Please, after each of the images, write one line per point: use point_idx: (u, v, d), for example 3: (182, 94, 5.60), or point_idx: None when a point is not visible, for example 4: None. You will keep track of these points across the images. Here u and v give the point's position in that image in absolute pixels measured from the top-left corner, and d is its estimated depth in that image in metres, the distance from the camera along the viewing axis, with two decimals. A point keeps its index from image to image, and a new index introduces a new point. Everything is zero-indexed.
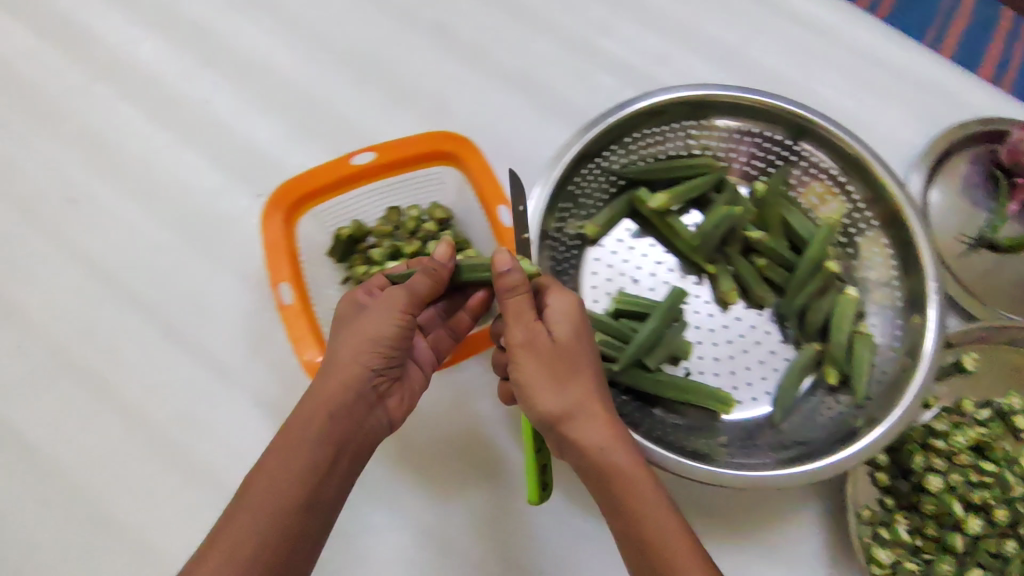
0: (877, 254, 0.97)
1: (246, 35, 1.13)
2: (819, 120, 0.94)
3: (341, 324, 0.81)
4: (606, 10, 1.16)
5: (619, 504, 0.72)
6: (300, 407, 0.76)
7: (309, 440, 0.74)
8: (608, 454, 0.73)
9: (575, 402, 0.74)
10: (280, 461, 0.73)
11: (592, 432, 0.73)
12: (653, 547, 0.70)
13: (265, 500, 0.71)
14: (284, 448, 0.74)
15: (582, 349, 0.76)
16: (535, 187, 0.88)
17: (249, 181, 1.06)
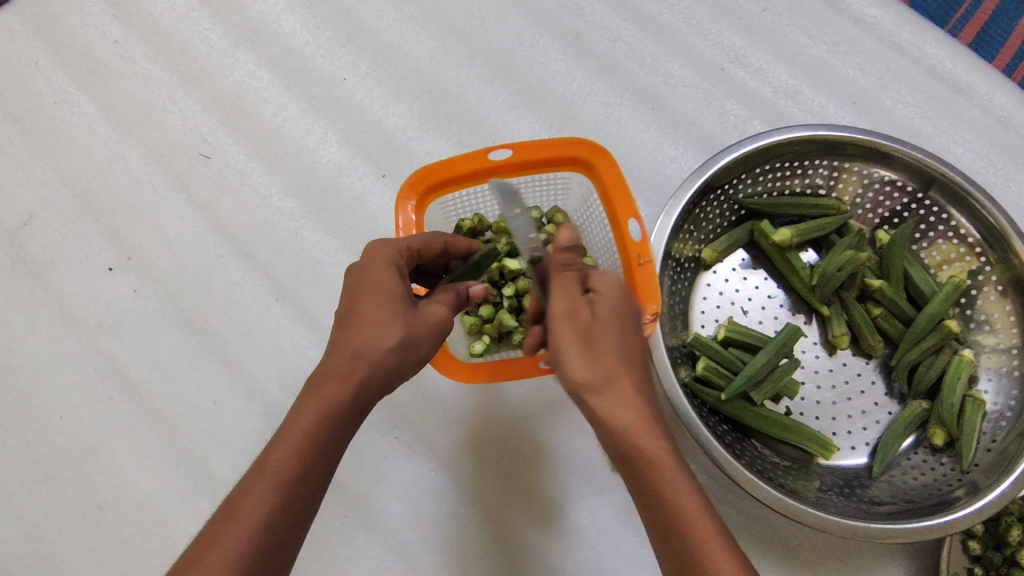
0: (999, 320, 0.95)
1: (387, 22, 1.17)
2: (960, 178, 0.92)
3: (386, 304, 0.72)
4: (742, 39, 1.16)
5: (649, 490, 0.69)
6: (336, 391, 0.70)
7: (335, 433, 0.70)
8: (640, 440, 0.68)
9: (611, 379, 0.69)
10: (306, 452, 0.68)
11: (624, 411, 0.69)
12: (683, 538, 0.68)
13: (287, 489, 0.66)
14: (312, 435, 0.68)
15: (617, 328, 0.71)
16: (658, 219, 0.93)
17: (374, 160, 1.08)
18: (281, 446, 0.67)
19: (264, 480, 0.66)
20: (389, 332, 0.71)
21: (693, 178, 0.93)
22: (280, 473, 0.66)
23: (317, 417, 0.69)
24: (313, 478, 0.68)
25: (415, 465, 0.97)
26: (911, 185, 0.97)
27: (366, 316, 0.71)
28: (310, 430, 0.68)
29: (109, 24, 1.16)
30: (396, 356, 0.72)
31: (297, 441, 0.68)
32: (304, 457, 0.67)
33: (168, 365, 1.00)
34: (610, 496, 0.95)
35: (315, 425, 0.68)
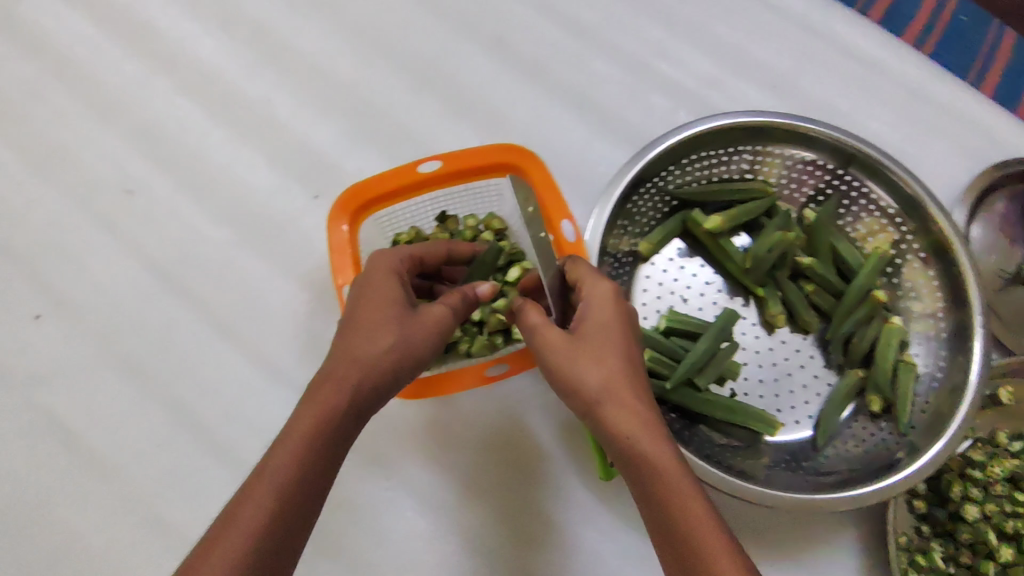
0: (923, 285, 0.98)
1: (307, 40, 1.16)
2: (874, 154, 0.95)
3: (387, 309, 0.74)
4: (663, 31, 1.18)
5: (651, 493, 0.67)
6: (334, 395, 0.69)
7: (333, 436, 0.68)
8: (642, 444, 0.68)
9: (611, 385, 0.71)
10: (303, 456, 0.66)
11: (627, 418, 0.69)
12: (688, 542, 0.65)
13: (287, 489, 0.65)
14: (311, 437, 0.67)
15: (614, 331, 0.74)
16: (592, 216, 0.94)
17: (305, 181, 1.07)
18: (281, 449, 0.66)
19: (262, 484, 0.64)
20: (385, 334, 0.72)
21: (620, 176, 0.96)
22: (278, 479, 0.65)
23: (314, 419, 0.68)
24: (309, 482, 0.67)
25: (373, 486, 0.97)
26: (830, 163, 1.01)
27: (371, 321, 0.73)
28: (308, 432, 0.67)
29: (19, 65, 1.13)
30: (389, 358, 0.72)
31: (296, 443, 0.67)
32: (303, 461, 0.66)
33: (110, 411, 0.97)
34: (571, 497, 0.96)
35: (314, 426, 0.67)
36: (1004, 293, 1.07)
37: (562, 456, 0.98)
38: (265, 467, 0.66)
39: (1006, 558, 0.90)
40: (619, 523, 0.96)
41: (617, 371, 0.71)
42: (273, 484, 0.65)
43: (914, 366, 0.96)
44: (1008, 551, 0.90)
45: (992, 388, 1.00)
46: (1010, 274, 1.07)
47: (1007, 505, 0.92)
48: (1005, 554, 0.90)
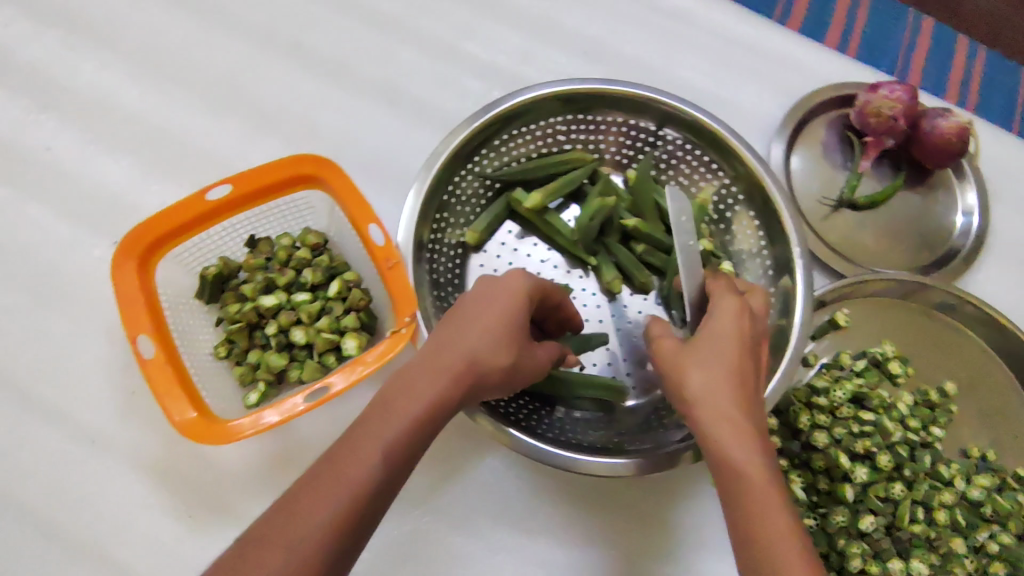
0: (746, 227, 1.00)
1: (86, 75, 1.07)
2: (681, 105, 0.94)
3: (507, 317, 0.74)
4: (466, 12, 1.14)
5: (735, 497, 0.66)
6: (440, 400, 0.67)
7: (414, 450, 0.65)
8: (732, 450, 0.67)
9: (715, 390, 0.70)
10: (387, 472, 0.62)
11: (723, 421, 0.69)
12: (754, 539, 0.63)
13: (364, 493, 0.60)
14: (397, 451, 0.63)
15: (726, 339, 0.73)
16: (408, 195, 0.88)
17: (103, 229, 1.00)
18: (354, 466, 0.60)
19: (330, 502, 0.58)
20: (508, 346, 0.73)
21: (430, 164, 0.90)
22: (344, 502, 0.58)
23: (411, 428, 0.64)
24: (377, 505, 0.61)
25: (217, 539, 0.89)
26: (641, 121, 1.00)
27: (490, 326, 0.72)
28: (404, 442, 0.63)
29: None
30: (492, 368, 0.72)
31: (388, 458, 0.62)
32: (382, 480, 0.61)
33: None
34: (433, 504, 0.92)
35: (407, 437, 0.64)
36: (829, 221, 1.10)
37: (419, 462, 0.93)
38: (337, 486, 0.59)
39: (860, 477, 0.92)
40: (485, 520, 0.93)
41: (720, 378, 0.70)
42: (346, 503, 0.59)
43: None
44: (860, 470, 0.92)
45: (829, 313, 1.02)
46: (834, 202, 1.11)
47: (853, 426, 0.95)
48: (859, 474, 0.92)
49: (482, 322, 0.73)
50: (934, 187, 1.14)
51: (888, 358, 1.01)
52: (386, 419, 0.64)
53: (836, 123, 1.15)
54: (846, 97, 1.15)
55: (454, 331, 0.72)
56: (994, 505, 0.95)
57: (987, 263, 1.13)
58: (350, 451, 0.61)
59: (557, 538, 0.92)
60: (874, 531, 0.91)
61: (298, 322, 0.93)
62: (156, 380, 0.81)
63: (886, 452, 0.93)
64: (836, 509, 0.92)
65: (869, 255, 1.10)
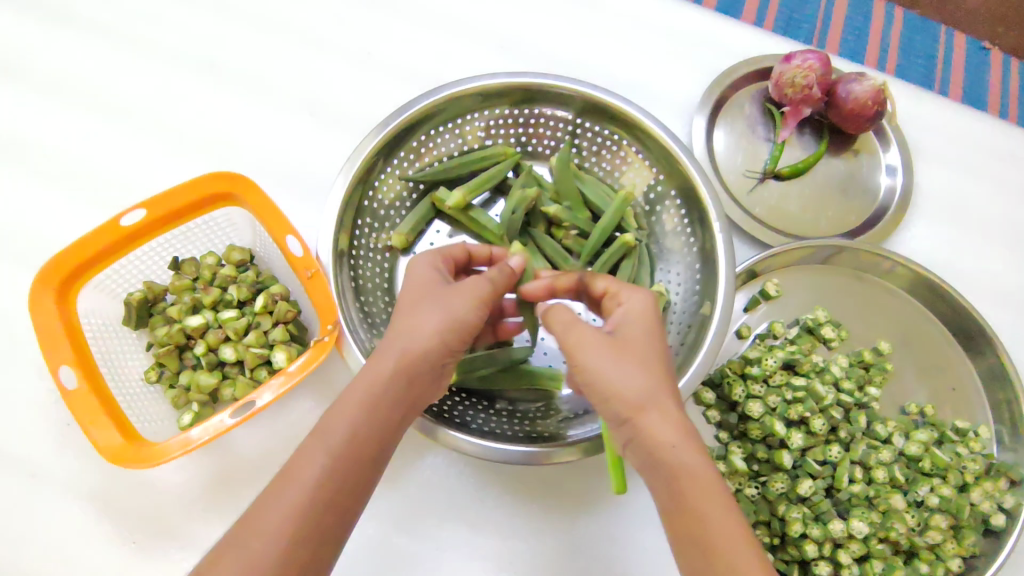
0: (670, 208, 1.00)
1: (3, 111, 1.07)
2: (593, 92, 0.95)
3: (429, 294, 0.75)
4: (381, 17, 1.15)
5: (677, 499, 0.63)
6: (375, 395, 0.68)
7: (363, 449, 0.66)
8: (678, 454, 0.63)
9: (655, 391, 0.66)
10: (330, 479, 0.64)
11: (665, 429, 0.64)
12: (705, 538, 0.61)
13: (319, 483, 0.63)
14: (337, 456, 0.64)
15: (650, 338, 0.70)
16: (334, 189, 0.89)
17: (28, 263, 0.99)
18: (293, 482, 0.63)
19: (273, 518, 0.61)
20: (441, 315, 0.72)
21: (345, 170, 0.90)
22: (286, 514, 0.61)
23: (350, 432, 0.66)
24: (333, 512, 0.63)
25: (163, 560, 0.89)
26: (558, 111, 1.01)
27: (417, 307, 0.73)
28: (345, 445, 0.65)
29: None
30: (420, 352, 0.71)
31: (328, 464, 0.64)
32: (327, 487, 0.63)
33: None
34: (378, 506, 0.93)
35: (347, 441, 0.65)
36: (755, 194, 1.11)
37: None
38: (277, 502, 0.62)
39: (795, 443, 0.93)
40: (431, 518, 0.93)
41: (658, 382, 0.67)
42: (287, 517, 0.61)
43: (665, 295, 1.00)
44: (795, 436, 0.93)
45: (759, 285, 1.04)
46: (759, 174, 1.12)
47: (786, 393, 0.95)
48: (795, 440, 0.93)
49: (428, 293, 0.74)
50: (857, 151, 1.15)
51: (821, 322, 1.01)
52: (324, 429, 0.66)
53: (757, 96, 1.16)
54: (765, 70, 1.16)
55: (404, 307, 0.74)
56: (933, 458, 0.96)
57: (914, 220, 1.14)
58: (293, 469, 0.64)
59: (503, 528, 0.93)
60: (813, 494, 0.92)
61: (227, 340, 0.92)
62: (79, 409, 0.82)
63: (820, 416, 0.94)
64: (776, 476, 0.93)
65: (797, 224, 1.10)
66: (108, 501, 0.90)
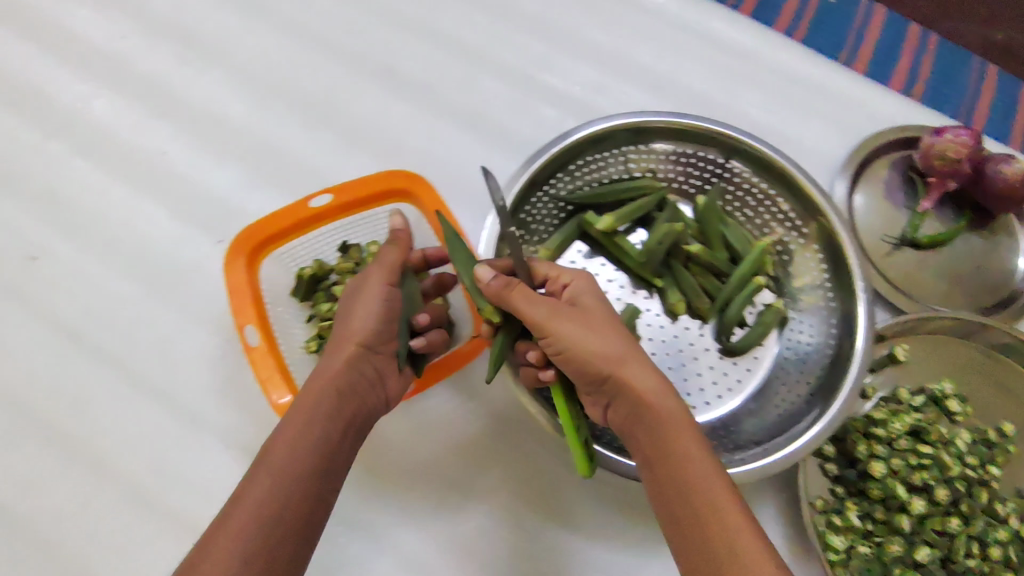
0: (809, 258, 1.03)
1: (198, 86, 1.16)
2: (745, 139, 1.00)
3: (339, 318, 0.85)
4: (546, 47, 1.23)
5: (666, 455, 0.73)
6: (320, 400, 0.76)
7: (320, 447, 0.73)
8: (659, 404, 0.75)
9: (629, 348, 0.78)
10: (290, 473, 0.69)
11: (644, 383, 0.76)
12: (706, 505, 0.69)
13: (281, 481, 0.68)
14: (298, 454, 0.71)
15: (611, 320, 0.81)
16: (497, 201, 0.97)
17: (207, 227, 1.08)
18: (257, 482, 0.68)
19: (242, 512, 0.66)
20: (364, 316, 0.83)
21: (513, 183, 0.98)
22: (256, 507, 0.66)
23: (301, 431, 0.73)
24: (298, 501, 0.69)
25: None
26: (709, 154, 1.06)
27: (344, 321, 0.84)
28: (289, 455, 0.71)
29: None
30: (343, 363, 0.80)
31: (290, 461, 0.70)
32: (291, 478, 0.69)
33: (32, 476, 0.98)
34: (494, 501, 0.96)
35: (304, 441, 0.72)
36: (890, 258, 1.13)
37: (489, 466, 0.98)
38: (245, 498, 0.67)
39: (916, 509, 0.93)
40: (549, 523, 0.96)
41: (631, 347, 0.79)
42: (257, 511, 0.66)
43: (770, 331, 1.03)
44: (917, 502, 0.93)
45: (889, 347, 1.04)
46: (895, 240, 1.14)
47: (911, 458, 0.96)
48: (916, 506, 0.93)
49: (343, 307, 0.87)
50: (995, 231, 1.16)
51: (948, 395, 1.02)
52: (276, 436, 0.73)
53: (899, 163, 1.18)
54: (910, 138, 1.18)
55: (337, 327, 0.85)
56: None
57: None
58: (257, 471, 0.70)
59: (617, 544, 0.96)
60: (929, 562, 0.93)
61: None
62: (259, 366, 0.89)
63: (944, 486, 0.94)
64: (892, 539, 0.94)
65: (932, 293, 1.12)
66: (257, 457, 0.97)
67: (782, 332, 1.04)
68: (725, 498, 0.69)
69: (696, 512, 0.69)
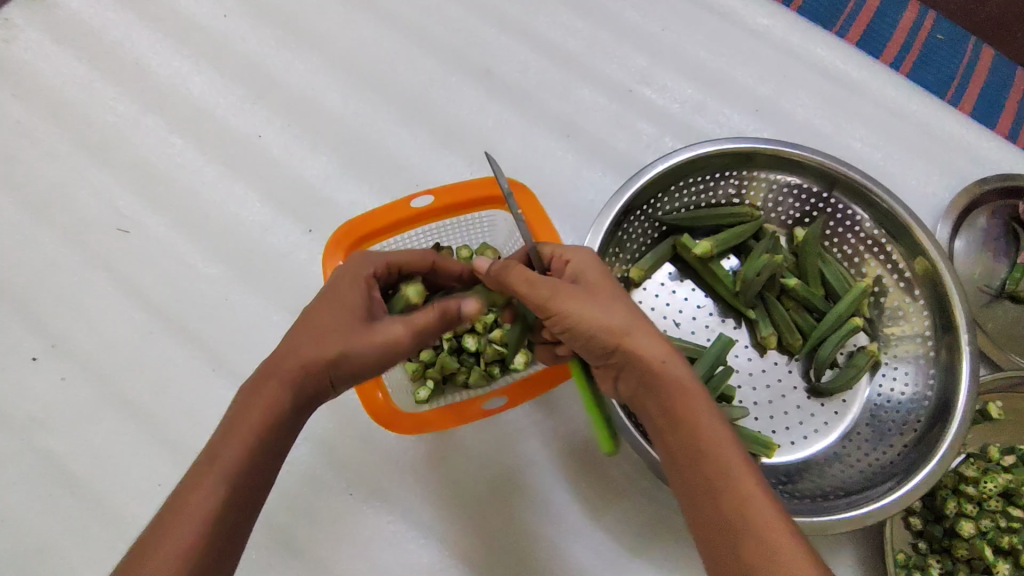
0: (909, 304, 1.00)
1: (297, 72, 1.16)
2: (854, 175, 0.97)
3: (331, 317, 0.76)
4: (647, 61, 1.20)
5: (680, 425, 0.71)
6: (278, 406, 0.70)
7: (267, 450, 0.69)
8: (666, 370, 0.72)
9: (632, 317, 0.75)
10: (237, 474, 0.66)
11: (651, 348, 0.73)
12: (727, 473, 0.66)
13: (235, 491, 0.66)
14: (243, 458, 0.67)
15: (611, 291, 0.77)
16: (599, 217, 0.95)
17: (298, 215, 1.08)
18: (206, 479, 0.65)
19: (187, 516, 0.63)
20: (346, 339, 0.74)
21: (615, 200, 0.95)
22: (203, 508, 0.64)
23: (267, 431, 0.69)
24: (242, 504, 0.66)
25: (374, 519, 0.94)
26: (814, 187, 1.02)
27: (325, 325, 0.75)
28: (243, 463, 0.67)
29: (8, 103, 1.13)
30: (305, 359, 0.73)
31: (235, 460, 0.67)
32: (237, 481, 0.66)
33: (108, 452, 0.97)
34: (571, 521, 0.95)
35: (254, 445, 0.68)
36: (988, 309, 1.10)
37: (567, 485, 0.96)
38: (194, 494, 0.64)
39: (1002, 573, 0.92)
40: (624, 550, 0.94)
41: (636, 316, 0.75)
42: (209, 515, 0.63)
43: (861, 377, 1.01)
44: (1004, 566, 0.92)
45: (981, 403, 1.01)
46: (993, 291, 1.10)
47: (999, 520, 0.94)
48: (1002, 569, 0.92)
49: (320, 303, 0.77)
50: None
51: None
52: (229, 429, 0.69)
53: (1001, 211, 1.13)
54: None
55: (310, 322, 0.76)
56: None
57: None
58: (208, 464, 0.66)
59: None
60: None
61: (471, 330, 0.96)
62: None
63: None
64: None
65: None
66: (334, 452, 0.97)
67: (872, 377, 1.02)
68: (738, 466, 0.67)
69: (714, 479, 0.67)
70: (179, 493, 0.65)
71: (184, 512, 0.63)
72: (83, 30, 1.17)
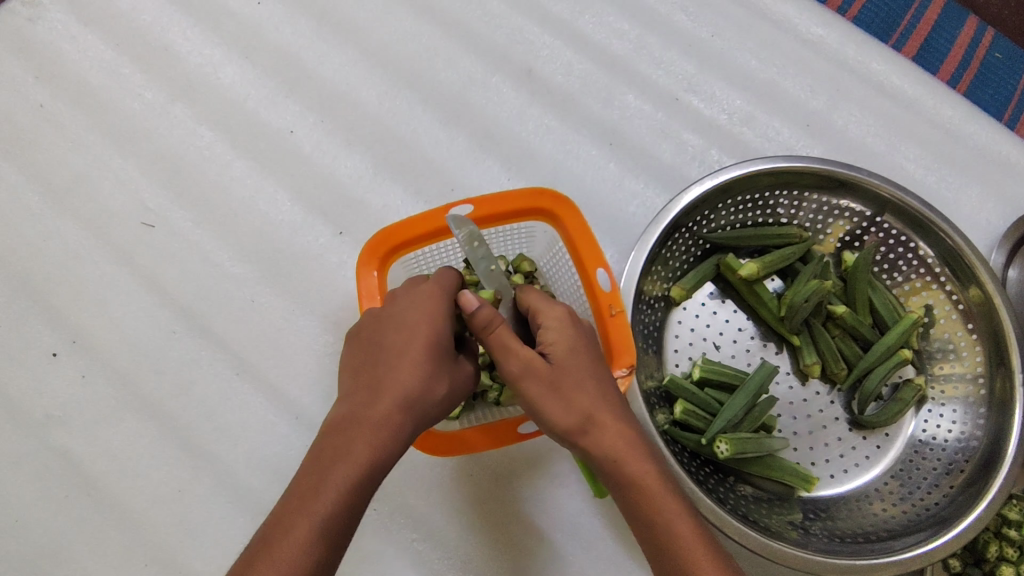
0: (961, 338, 0.96)
1: (331, 64, 1.12)
2: (910, 202, 0.93)
3: (436, 357, 0.73)
4: (694, 67, 1.15)
5: (643, 517, 0.72)
6: (384, 448, 0.68)
7: (371, 488, 0.67)
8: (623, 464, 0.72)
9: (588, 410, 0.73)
10: (333, 528, 0.64)
11: (603, 442, 0.72)
12: (671, 547, 0.70)
13: (335, 530, 0.64)
14: (343, 501, 0.65)
15: (581, 367, 0.73)
16: (644, 234, 0.90)
17: (329, 216, 1.05)
18: (301, 532, 0.62)
19: (293, 549, 0.62)
20: (445, 385, 0.73)
21: (660, 218, 0.91)
22: (306, 554, 0.62)
23: (370, 466, 0.67)
24: (341, 536, 0.65)
25: (398, 536, 0.92)
26: (868, 211, 0.98)
27: (431, 370, 0.72)
28: (348, 495, 0.65)
29: (32, 86, 1.09)
30: (415, 422, 0.70)
31: (333, 510, 0.64)
32: (334, 528, 0.64)
33: (127, 455, 0.95)
34: (600, 549, 0.92)
35: (353, 485, 0.66)
36: None
37: (601, 512, 0.93)
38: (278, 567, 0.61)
39: None
40: None
41: (596, 406, 0.73)
42: (312, 545, 0.62)
43: (905, 416, 0.97)
44: None
45: None
46: None
47: None
48: None
49: (421, 344, 0.73)
50: None
51: None
52: (322, 472, 0.66)
53: None
54: None
55: (399, 361, 0.72)
56: None
57: None
58: (301, 517, 0.63)
59: None
60: None
61: None
62: None
63: None
64: None
65: None
66: None
67: (917, 412, 0.98)
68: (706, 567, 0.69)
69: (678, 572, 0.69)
70: (282, 524, 0.63)
71: (293, 548, 0.62)
72: (110, 12, 1.13)
